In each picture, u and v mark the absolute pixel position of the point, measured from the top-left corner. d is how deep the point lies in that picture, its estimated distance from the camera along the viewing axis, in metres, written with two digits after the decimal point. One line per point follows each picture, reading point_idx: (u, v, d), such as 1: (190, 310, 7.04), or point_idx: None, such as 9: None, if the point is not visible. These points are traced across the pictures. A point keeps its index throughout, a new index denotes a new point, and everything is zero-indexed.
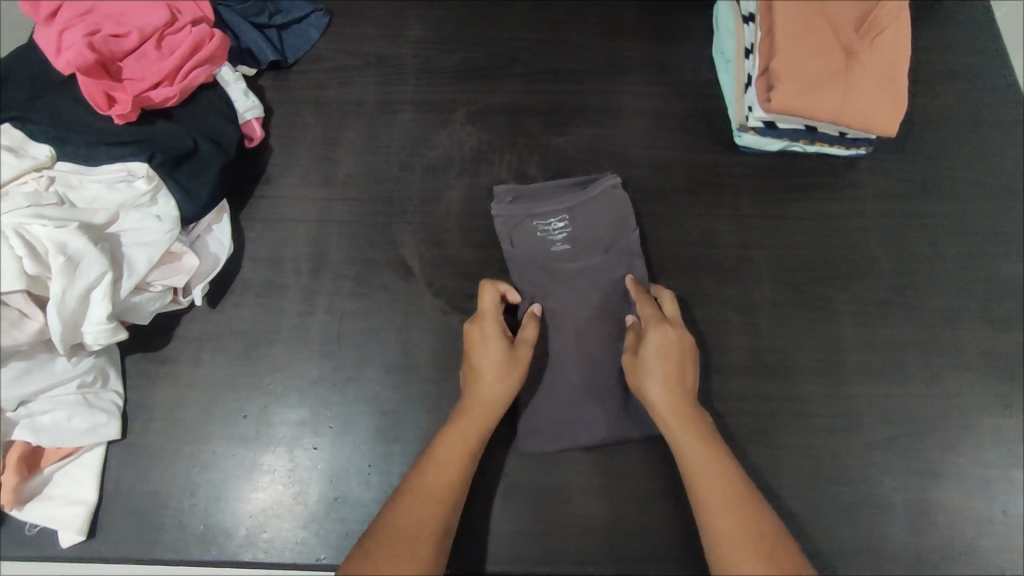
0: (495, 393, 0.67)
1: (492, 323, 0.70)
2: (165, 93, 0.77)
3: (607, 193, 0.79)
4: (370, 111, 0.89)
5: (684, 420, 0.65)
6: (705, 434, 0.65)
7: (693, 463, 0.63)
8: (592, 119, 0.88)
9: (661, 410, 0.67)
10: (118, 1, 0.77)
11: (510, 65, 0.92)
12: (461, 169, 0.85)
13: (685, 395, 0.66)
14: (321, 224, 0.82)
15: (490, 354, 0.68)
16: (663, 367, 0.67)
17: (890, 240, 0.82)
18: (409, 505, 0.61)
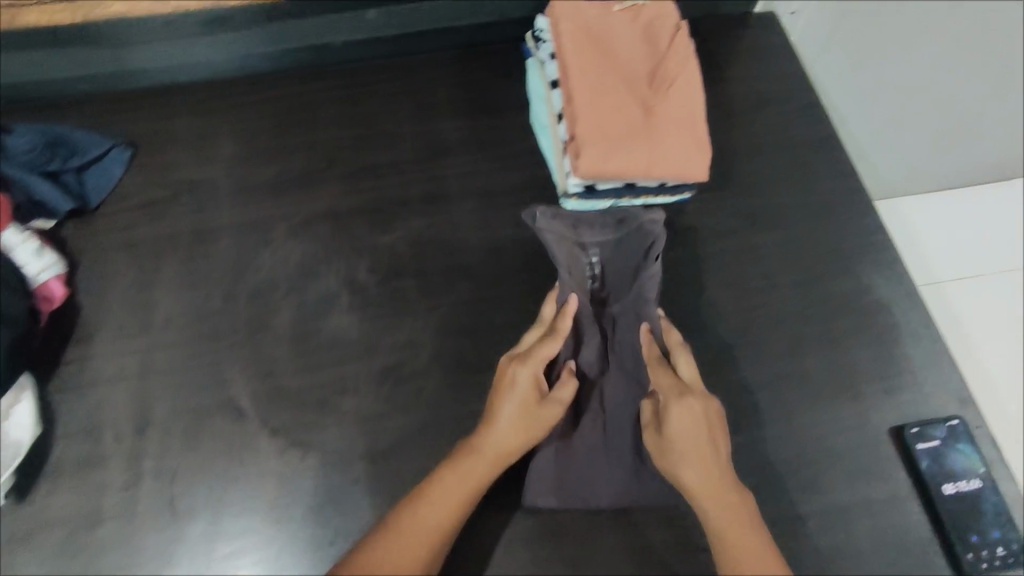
0: (506, 448, 0.66)
1: (534, 370, 0.68)
2: None
3: (643, 228, 0.77)
4: (186, 243, 0.84)
5: (715, 483, 0.64)
6: (736, 494, 0.64)
7: (719, 521, 0.63)
8: (418, 209, 0.86)
9: (696, 492, 0.64)
10: None
11: (329, 169, 0.90)
12: (288, 288, 0.81)
13: (716, 455, 0.65)
14: (141, 378, 0.76)
15: (522, 407, 0.67)
16: (693, 437, 0.65)
17: (726, 281, 0.83)
18: (395, 550, 0.61)
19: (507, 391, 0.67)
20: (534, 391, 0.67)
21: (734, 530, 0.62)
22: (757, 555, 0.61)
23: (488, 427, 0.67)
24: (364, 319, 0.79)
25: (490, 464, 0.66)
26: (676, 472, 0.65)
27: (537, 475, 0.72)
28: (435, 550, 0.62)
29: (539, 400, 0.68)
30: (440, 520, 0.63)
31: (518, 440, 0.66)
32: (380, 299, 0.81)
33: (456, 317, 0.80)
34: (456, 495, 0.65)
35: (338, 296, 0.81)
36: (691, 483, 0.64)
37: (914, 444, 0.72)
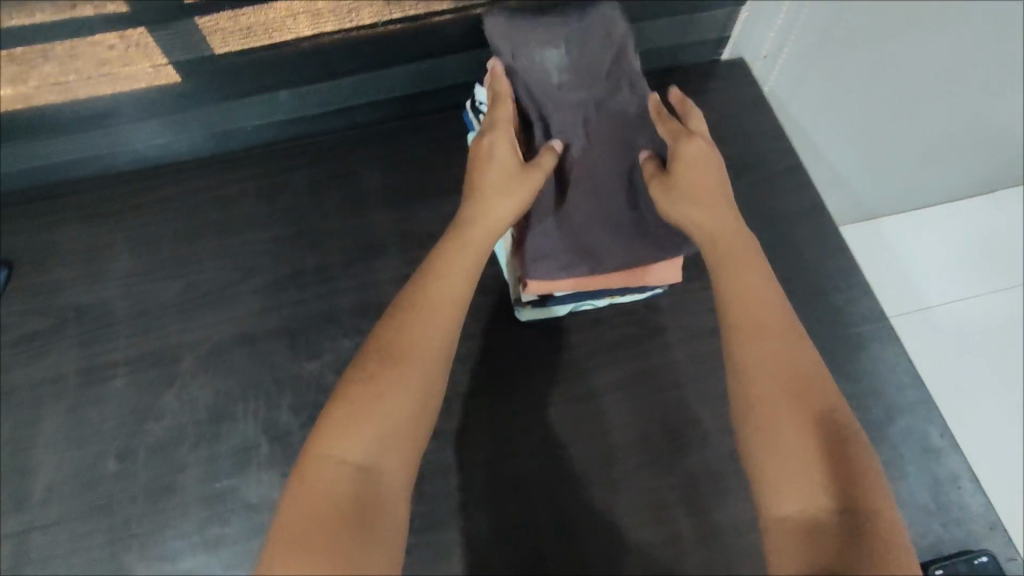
0: (505, 216, 0.60)
1: (504, 143, 0.63)
2: None
3: (609, 28, 0.69)
4: (74, 386, 0.72)
5: (755, 280, 0.53)
6: (790, 330, 0.50)
7: (752, 343, 0.49)
8: (348, 324, 0.75)
9: (732, 297, 0.53)
10: None
11: (242, 279, 0.77)
12: (196, 437, 0.69)
13: (756, 264, 0.54)
14: (18, 569, 0.63)
15: (495, 182, 0.61)
16: (722, 234, 0.56)
17: (707, 391, 0.72)
18: (390, 375, 0.48)
19: (479, 162, 0.62)
20: (514, 156, 0.62)
21: (754, 327, 0.50)
22: (761, 289, 0.53)
23: (473, 199, 0.60)
24: (288, 471, 0.67)
25: (478, 261, 0.57)
26: (729, 294, 0.53)
27: (537, 251, 0.67)
28: (434, 383, 0.49)
29: (520, 168, 0.62)
30: (439, 333, 0.51)
31: (488, 238, 0.59)
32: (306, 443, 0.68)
33: None
34: (420, 352, 0.50)
35: (255, 443, 0.68)
36: (729, 295, 0.53)
37: None
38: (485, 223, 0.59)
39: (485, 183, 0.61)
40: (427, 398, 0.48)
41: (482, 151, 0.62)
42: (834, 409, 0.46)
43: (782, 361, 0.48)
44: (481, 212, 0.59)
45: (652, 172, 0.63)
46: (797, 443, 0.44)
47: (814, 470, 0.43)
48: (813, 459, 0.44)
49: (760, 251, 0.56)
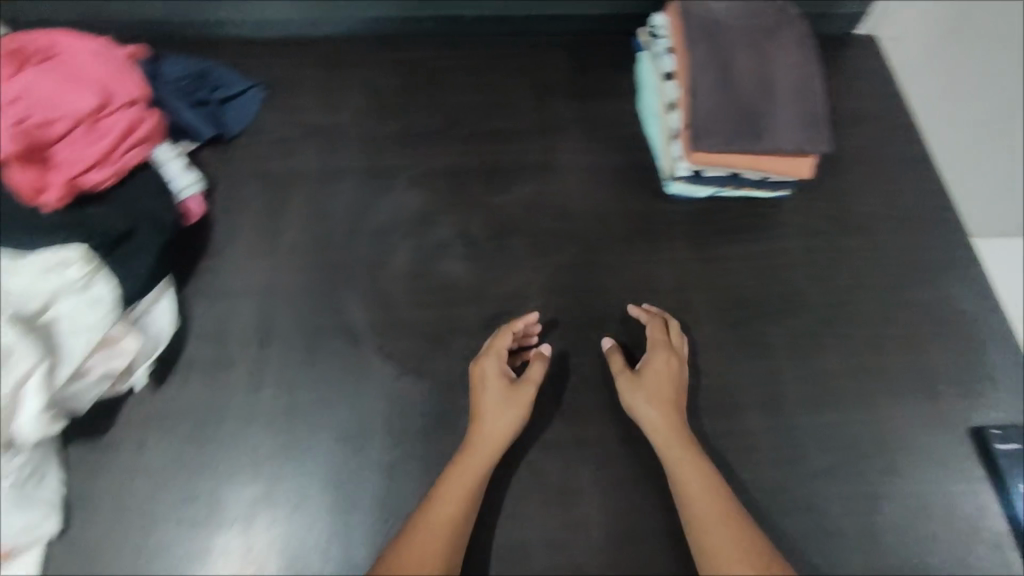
0: (505, 430, 0.71)
1: (497, 367, 0.74)
2: (99, 176, 0.75)
3: None
4: (314, 180, 0.90)
5: (696, 467, 0.70)
6: (728, 504, 0.68)
7: (716, 548, 0.65)
8: (529, 176, 0.92)
9: (695, 493, 0.68)
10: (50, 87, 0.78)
11: (451, 129, 0.96)
12: (407, 231, 0.86)
13: (701, 462, 0.70)
14: (268, 296, 0.82)
15: (492, 395, 0.72)
16: (695, 456, 0.70)
17: (816, 274, 0.87)
18: (423, 543, 0.64)
19: (481, 384, 0.74)
20: (503, 376, 0.74)
21: (722, 507, 0.67)
22: (711, 485, 0.69)
23: (476, 420, 0.72)
24: (477, 267, 0.85)
25: (490, 454, 0.70)
26: (681, 476, 0.70)
27: (704, 127, 0.83)
28: (454, 541, 0.65)
29: (511, 384, 0.73)
30: (458, 510, 0.67)
31: (510, 427, 0.71)
32: (493, 252, 0.86)
33: (562, 276, 0.86)
34: (437, 528, 0.65)
35: (453, 244, 0.86)
36: (678, 476, 0.70)
37: (994, 443, 0.77)
38: (496, 422, 0.71)
39: (485, 403, 0.72)
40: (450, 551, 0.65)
41: (476, 372, 0.75)
42: None
43: (727, 539, 0.65)
44: (488, 433, 0.70)
45: (619, 363, 0.77)
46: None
47: None
48: None
49: (707, 455, 0.72)
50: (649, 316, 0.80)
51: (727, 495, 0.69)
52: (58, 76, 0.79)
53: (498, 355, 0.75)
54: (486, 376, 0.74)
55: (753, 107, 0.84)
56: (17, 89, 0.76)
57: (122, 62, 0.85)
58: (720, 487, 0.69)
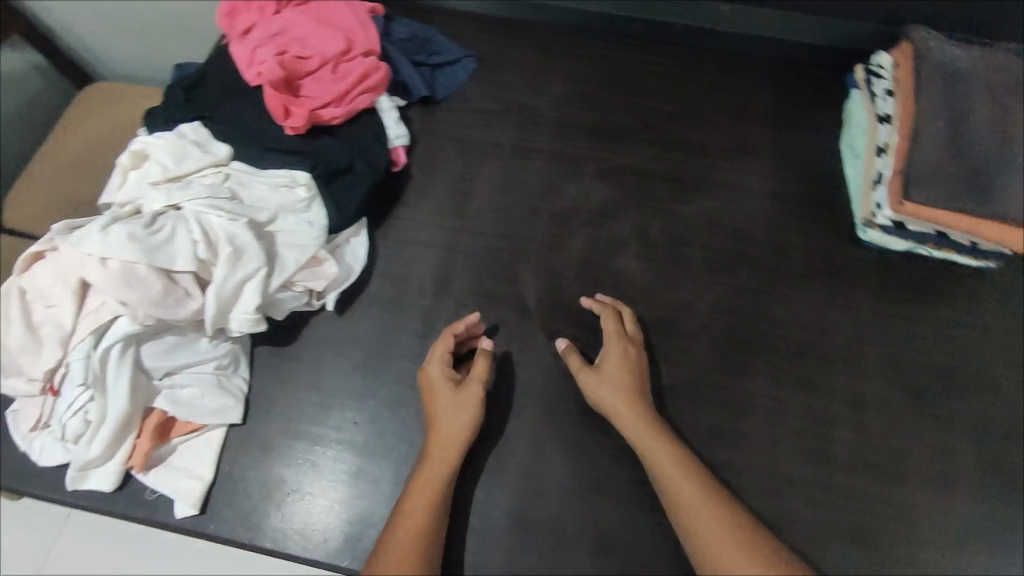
0: (458, 433, 0.69)
1: (444, 372, 0.73)
2: (335, 112, 0.83)
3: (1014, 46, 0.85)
4: (506, 154, 0.93)
5: (657, 439, 0.69)
6: (709, 492, 0.66)
7: (710, 545, 0.63)
8: (713, 192, 0.92)
9: (661, 473, 0.67)
10: (307, 29, 0.88)
11: (642, 130, 0.96)
12: (586, 221, 0.88)
13: (660, 443, 0.69)
14: (449, 253, 0.86)
15: (449, 403, 0.70)
16: (650, 448, 0.69)
17: (1012, 357, 0.80)
18: (393, 557, 0.61)
19: (428, 392, 0.72)
20: (448, 379, 0.72)
21: (689, 488, 0.66)
22: (676, 457, 0.68)
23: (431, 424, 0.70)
24: (648, 270, 0.85)
25: (455, 441, 0.69)
26: (647, 450, 0.69)
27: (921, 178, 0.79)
28: (425, 546, 0.63)
29: (457, 386, 0.72)
30: (424, 521, 0.64)
31: (464, 432, 0.69)
32: (666, 259, 0.86)
33: (732, 296, 0.84)
34: (410, 524, 0.64)
35: (628, 243, 0.87)
36: (662, 475, 0.67)
37: None
38: (450, 429, 0.69)
39: (438, 408, 0.71)
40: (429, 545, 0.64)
41: (426, 381, 0.73)
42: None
43: (696, 508, 0.65)
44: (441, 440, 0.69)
45: (577, 364, 0.75)
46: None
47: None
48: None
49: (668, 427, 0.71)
50: (598, 304, 0.80)
51: (691, 459, 0.69)
52: (313, 23, 0.89)
53: (438, 361, 0.73)
54: (432, 382, 0.72)
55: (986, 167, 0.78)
56: (281, 32, 0.87)
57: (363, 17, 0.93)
58: (686, 458, 0.68)
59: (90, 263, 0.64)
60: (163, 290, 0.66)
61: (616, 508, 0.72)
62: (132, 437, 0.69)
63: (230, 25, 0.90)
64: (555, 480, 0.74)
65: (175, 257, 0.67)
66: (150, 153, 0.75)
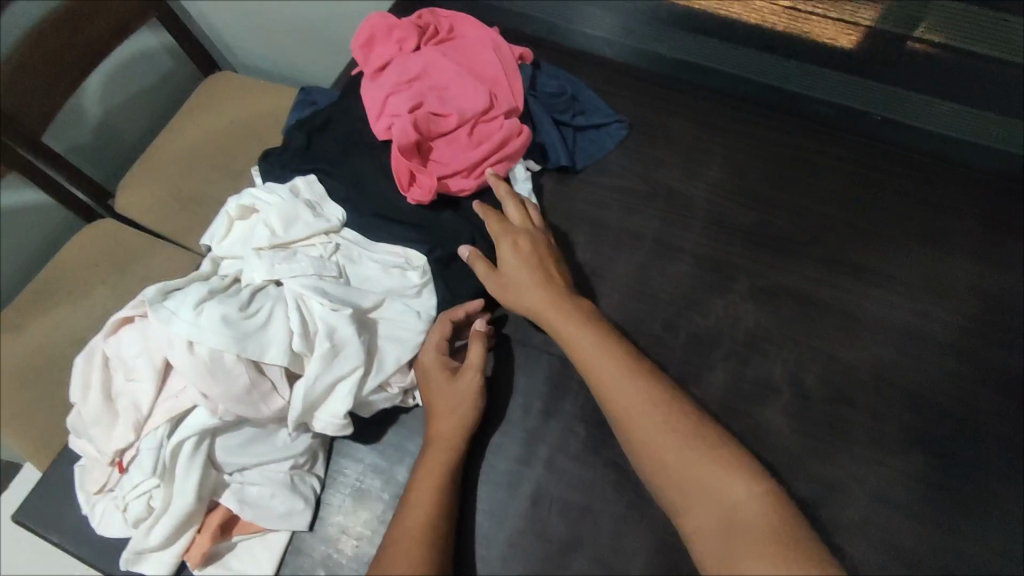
0: (460, 426, 0.65)
1: (438, 352, 0.66)
2: (464, 184, 0.74)
3: None
4: (646, 250, 0.80)
5: (598, 349, 0.63)
6: (694, 439, 0.56)
7: (680, 475, 0.55)
8: (893, 341, 0.74)
9: (606, 390, 0.61)
10: (448, 75, 0.76)
11: (810, 244, 0.80)
12: (731, 352, 0.74)
13: (627, 369, 0.61)
14: (564, 362, 0.74)
15: (443, 397, 0.65)
16: (599, 372, 0.62)
17: None
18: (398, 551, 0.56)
19: (426, 384, 0.66)
20: (444, 367, 0.66)
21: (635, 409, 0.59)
22: (620, 374, 0.61)
23: (430, 417, 0.65)
24: (802, 430, 0.69)
25: (457, 427, 0.64)
26: (587, 368, 0.63)
27: None
28: (437, 541, 0.58)
29: (453, 374, 0.66)
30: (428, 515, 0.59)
31: (462, 425, 0.65)
32: (825, 418, 0.70)
33: (905, 488, 0.67)
34: (422, 526, 0.59)
35: (780, 390, 0.72)
36: (623, 414, 0.59)
37: None
38: (448, 426, 0.64)
39: (435, 402, 0.65)
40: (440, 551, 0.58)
41: (421, 371, 0.66)
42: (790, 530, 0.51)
43: (646, 427, 0.58)
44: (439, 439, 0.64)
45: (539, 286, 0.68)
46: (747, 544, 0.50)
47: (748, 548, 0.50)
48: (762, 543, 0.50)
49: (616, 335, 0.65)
50: (486, 212, 0.71)
51: (644, 371, 0.62)
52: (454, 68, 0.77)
53: (436, 344, 0.66)
54: (432, 368, 0.66)
55: None
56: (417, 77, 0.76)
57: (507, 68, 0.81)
58: (633, 369, 0.62)
59: (177, 344, 0.57)
60: (249, 383, 0.59)
61: None
62: (192, 530, 0.62)
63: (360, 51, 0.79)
64: None
65: (268, 347, 0.59)
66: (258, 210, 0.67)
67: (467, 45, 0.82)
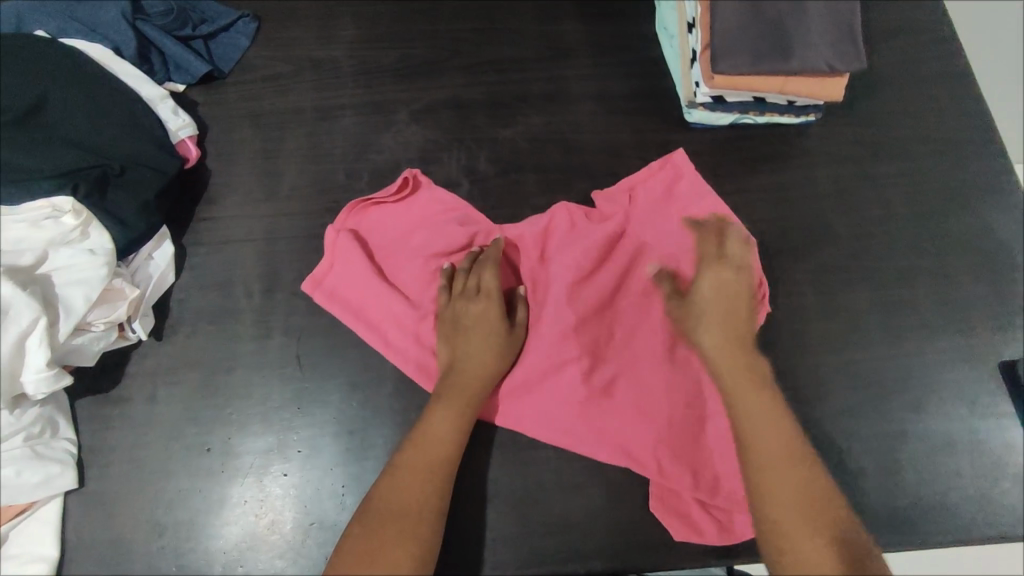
0: (488, 374, 0.68)
1: (475, 300, 0.70)
2: (403, 341, 0.73)
3: None
4: (310, 119, 0.85)
5: (753, 387, 0.64)
6: (798, 458, 0.61)
7: (783, 503, 0.58)
8: (539, 107, 0.87)
9: (756, 420, 0.62)
10: (402, 223, 0.78)
11: (451, 59, 0.89)
12: (410, 171, 0.83)
13: (770, 407, 0.63)
14: (270, 242, 0.79)
15: (478, 344, 0.69)
16: (755, 406, 0.63)
17: (842, 204, 0.82)
18: (395, 491, 0.61)
19: (464, 331, 0.70)
20: (501, 322, 0.70)
21: (772, 432, 0.61)
22: (768, 410, 0.63)
23: (453, 364, 0.69)
24: (484, 209, 0.82)
25: (482, 381, 0.68)
26: (747, 419, 0.63)
27: (724, 45, 0.76)
28: (419, 508, 0.60)
29: (508, 331, 0.71)
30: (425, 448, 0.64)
31: (488, 372, 0.69)
32: (501, 190, 0.82)
33: None
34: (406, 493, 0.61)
35: (458, 183, 0.82)
36: (758, 442, 0.61)
37: None
38: (478, 370, 0.68)
39: (461, 352, 0.69)
40: (423, 507, 0.60)
41: (466, 316, 0.70)
42: (827, 512, 0.58)
43: (777, 458, 0.60)
44: (460, 384, 0.67)
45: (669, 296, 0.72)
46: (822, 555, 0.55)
47: (806, 543, 0.56)
48: (817, 543, 0.56)
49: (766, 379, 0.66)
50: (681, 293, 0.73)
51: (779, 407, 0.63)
52: None
53: (491, 299, 0.70)
54: (460, 311, 0.70)
55: (785, 21, 0.77)
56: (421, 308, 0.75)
57: (602, 254, 0.76)
58: (774, 411, 0.63)
59: None
60: None
61: (499, 456, 0.71)
62: None
63: (363, 313, 0.74)
64: None
65: None
66: None
67: (446, 230, 0.77)
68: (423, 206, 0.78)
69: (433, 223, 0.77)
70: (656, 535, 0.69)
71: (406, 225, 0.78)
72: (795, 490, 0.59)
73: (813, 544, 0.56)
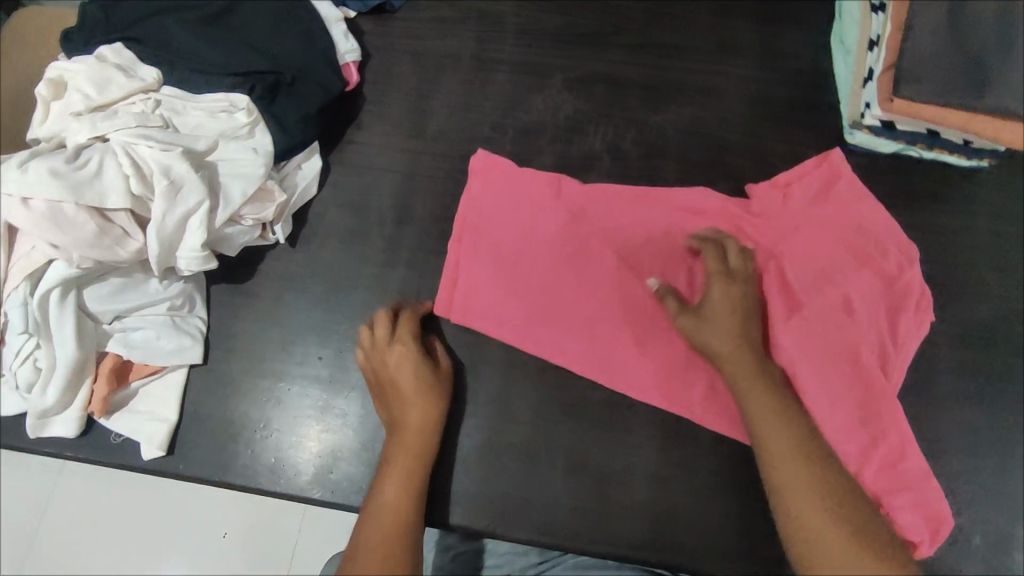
0: (417, 368, 0.68)
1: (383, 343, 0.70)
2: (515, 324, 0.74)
3: None
4: (467, 67, 0.86)
5: (764, 387, 0.63)
6: (812, 456, 0.59)
7: (803, 507, 0.57)
8: (694, 99, 0.85)
9: (767, 419, 0.62)
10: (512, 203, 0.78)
11: (614, 34, 0.88)
12: (554, 136, 0.83)
13: (785, 405, 0.62)
14: (409, 177, 0.81)
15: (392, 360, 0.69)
16: (763, 409, 0.62)
17: (1001, 261, 0.77)
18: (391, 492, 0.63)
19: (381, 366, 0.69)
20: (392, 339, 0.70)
21: (777, 435, 0.61)
22: (776, 410, 0.62)
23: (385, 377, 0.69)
24: None
25: (417, 372, 0.68)
26: (755, 413, 0.62)
27: (911, 68, 0.73)
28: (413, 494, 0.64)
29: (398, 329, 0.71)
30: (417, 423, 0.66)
31: (414, 367, 0.69)
32: (640, 174, 0.82)
33: None
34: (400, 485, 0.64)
35: (599, 157, 0.82)
36: (770, 444, 0.61)
37: None
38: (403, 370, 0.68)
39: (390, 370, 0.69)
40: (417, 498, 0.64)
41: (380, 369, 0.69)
42: (854, 511, 0.57)
43: (788, 454, 0.59)
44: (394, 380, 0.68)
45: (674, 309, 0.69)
46: (837, 539, 0.55)
47: (834, 545, 0.55)
48: (847, 542, 0.55)
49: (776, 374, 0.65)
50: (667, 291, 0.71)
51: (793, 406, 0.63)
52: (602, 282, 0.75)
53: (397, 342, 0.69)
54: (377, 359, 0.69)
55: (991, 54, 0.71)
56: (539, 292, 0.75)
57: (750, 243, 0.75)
58: (788, 411, 0.62)
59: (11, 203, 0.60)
60: (98, 229, 0.62)
61: (590, 431, 0.71)
62: (88, 383, 0.68)
63: (474, 315, 0.74)
64: (524, 403, 0.72)
65: (107, 194, 0.63)
66: (70, 79, 0.68)
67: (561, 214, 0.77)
68: (527, 187, 0.79)
69: (543, 203, 0.78)
70: (732, 546, 0.68)
71: (516, 205, 0.78)
72: (807, 490, 0.57)
73: (840, 542, 0.55)
